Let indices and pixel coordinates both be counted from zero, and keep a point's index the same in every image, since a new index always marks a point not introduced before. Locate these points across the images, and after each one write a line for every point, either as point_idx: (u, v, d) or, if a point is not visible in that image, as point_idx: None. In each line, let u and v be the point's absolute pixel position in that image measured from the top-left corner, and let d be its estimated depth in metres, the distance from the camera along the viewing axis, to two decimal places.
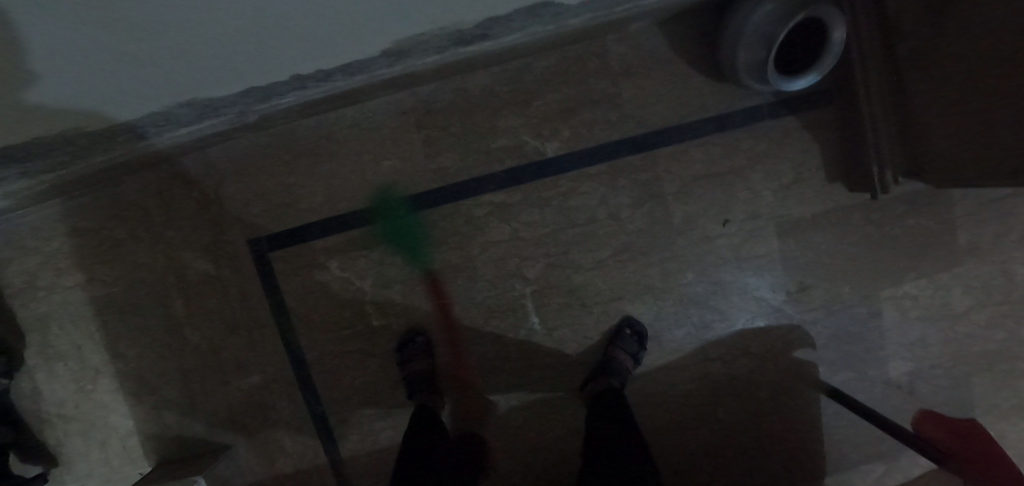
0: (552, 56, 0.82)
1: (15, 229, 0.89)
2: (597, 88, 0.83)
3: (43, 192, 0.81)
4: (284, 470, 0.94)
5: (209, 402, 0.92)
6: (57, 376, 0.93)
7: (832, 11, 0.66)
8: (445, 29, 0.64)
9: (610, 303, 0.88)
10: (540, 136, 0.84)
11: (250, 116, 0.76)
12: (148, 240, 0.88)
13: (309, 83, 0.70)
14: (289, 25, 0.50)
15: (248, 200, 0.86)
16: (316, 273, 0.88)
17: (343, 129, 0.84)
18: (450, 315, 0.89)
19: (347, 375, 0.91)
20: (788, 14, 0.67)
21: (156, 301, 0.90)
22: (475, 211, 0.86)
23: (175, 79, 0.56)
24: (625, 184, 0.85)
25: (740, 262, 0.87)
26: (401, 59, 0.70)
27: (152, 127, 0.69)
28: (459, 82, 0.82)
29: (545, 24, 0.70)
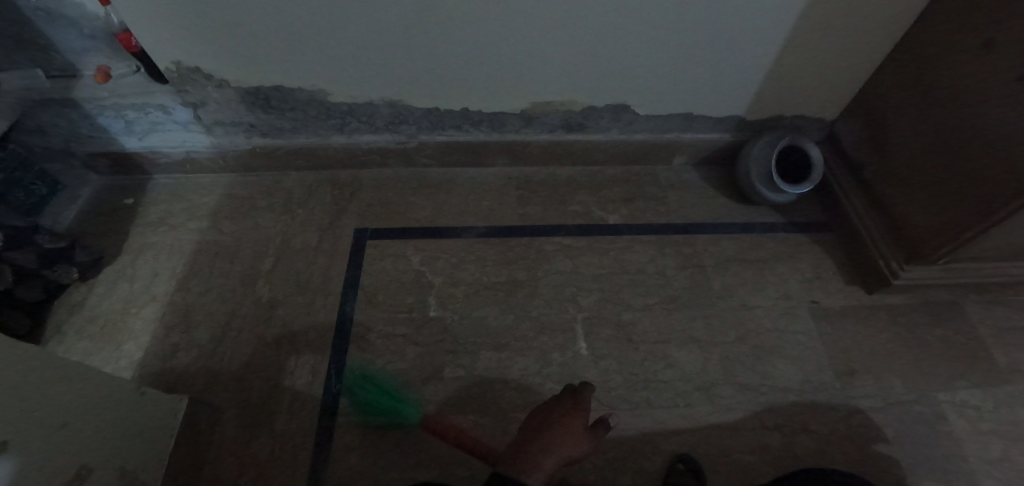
0: (620, 168, 1.16)
1: (182, 183, 1.11)
2: (651, 192, 1.13)
3: (236, 158, 1.08)
4: (258, 452, 0.78)
5: (232, 352, 0.88)
6: (111, 294, 0.95)
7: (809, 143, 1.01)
8: (565, 104, 1.01)
9: (657, 346, 0.91)
10: (605, 210, 1.09)
11: (411, 144, 1.07)
12: (274, 210, 1.06)
13: (465, 125, 1.05)
14: (491, 53, 0.89)
15: (371, 201, 1.07)
16: (398, 261, 0.99)
17: (462, 177, 1.12)
18: (503, 322, 0.92)
19: (382, 357, 0.87)
20: (777, 141, 1.03)
21: (251, 254, 1.00)
22: (546, 246, 1.02)
23: (407, 78, 0.93)
24: (671, 252, 1.03)
25: (782, 333, 0.93)
26: (526, 126, 1.06)
27: (357, 121, 1.02)
28: (552, 169, 1.15)
29: (621, 130, 1.09)
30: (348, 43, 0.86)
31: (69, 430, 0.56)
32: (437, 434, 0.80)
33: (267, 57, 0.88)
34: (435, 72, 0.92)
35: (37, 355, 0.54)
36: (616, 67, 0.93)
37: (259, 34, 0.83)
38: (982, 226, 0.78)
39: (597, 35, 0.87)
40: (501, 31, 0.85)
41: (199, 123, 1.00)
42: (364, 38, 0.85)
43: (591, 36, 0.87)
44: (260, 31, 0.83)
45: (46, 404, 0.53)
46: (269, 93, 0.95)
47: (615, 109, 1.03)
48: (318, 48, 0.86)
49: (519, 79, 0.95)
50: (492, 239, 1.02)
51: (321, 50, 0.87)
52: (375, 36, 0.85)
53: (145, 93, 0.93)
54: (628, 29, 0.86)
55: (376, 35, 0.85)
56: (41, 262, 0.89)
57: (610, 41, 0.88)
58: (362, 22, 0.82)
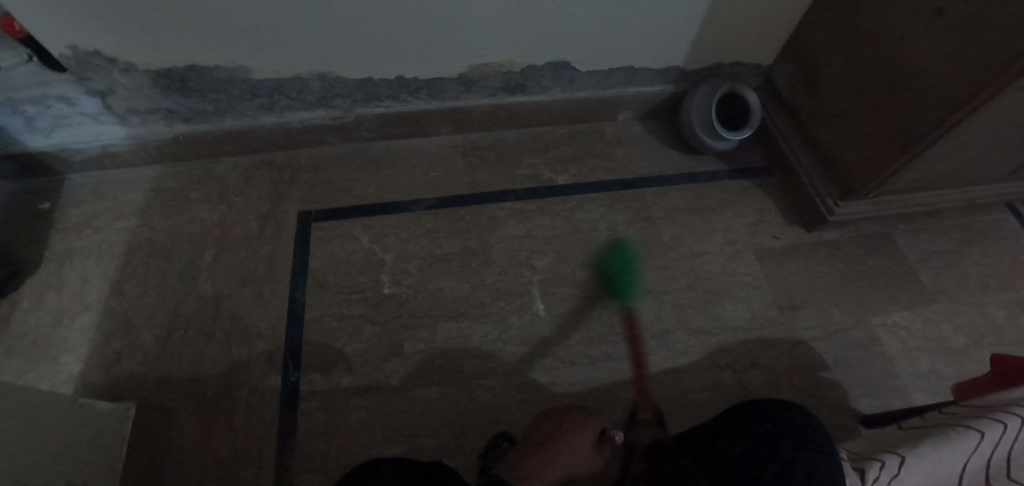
0: (567, 128, 1.15)
1: (104, 180, 1.03)
2: (599, 149, 1.13)
3: (160, 148, 1.01)
4: (221, 449, 0.77)
5: (180, 352, 0.85)
6: (39, 306, 0.89)
7: (745, 88, 1.03)
8: (503, 66, 0.98)
9: (612, 301, 0.93)
10: (555, 171, 1.08)
11: (348, 119, 1.02)
12: (209, 200, 1.00)
13: (402, 95, 1.00)
14: (420, 16, 0.85)
15: (312, 182, 1.03)
16: (347, 241, 0.95)
17: (407, 148, 1.08)
18: (460, 292, 0.91)
19: (339, 340, 0.86)
20: (715, 90, 1.04)
21: (189, 249, 0.95)
22: (498, 212, 1.01)
23: (335, 48, 0.88)
24: (621, 208, 1.05)
25: (729, 277, 0.97)
26: (466, 91, 1.03)
27: (287, 98, 0.96)
28: (499, 134, 1.12)
29: (563, 89, 1.07)
30: (264, 14, 0.80)
31: None
32: (403, 409, 0.81)
33: (175, 35, 0.81)
34: (362, 41, 0.88)
35: None
36: (551, 22, 0.91)
37: (160, 10, 0.76)
38: (906, 159, 0.82)
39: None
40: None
41: (110, 113, 0.93)
42: (279, 7, 0.79)
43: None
44: (162, 7, 0.76)
45: None
46: (184, 75, 0.88)
47: (555, 66, 1.01)
48: (231, 22, 0.80)
49: (452, 42, 0.91)
50: (442, 209, 1.00)
51: (235, 23, 0.80)
52: (293, 4, 0.79)
53: (41, 86, 0.85)
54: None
55: (291, 4, 0.79)
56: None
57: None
58: None
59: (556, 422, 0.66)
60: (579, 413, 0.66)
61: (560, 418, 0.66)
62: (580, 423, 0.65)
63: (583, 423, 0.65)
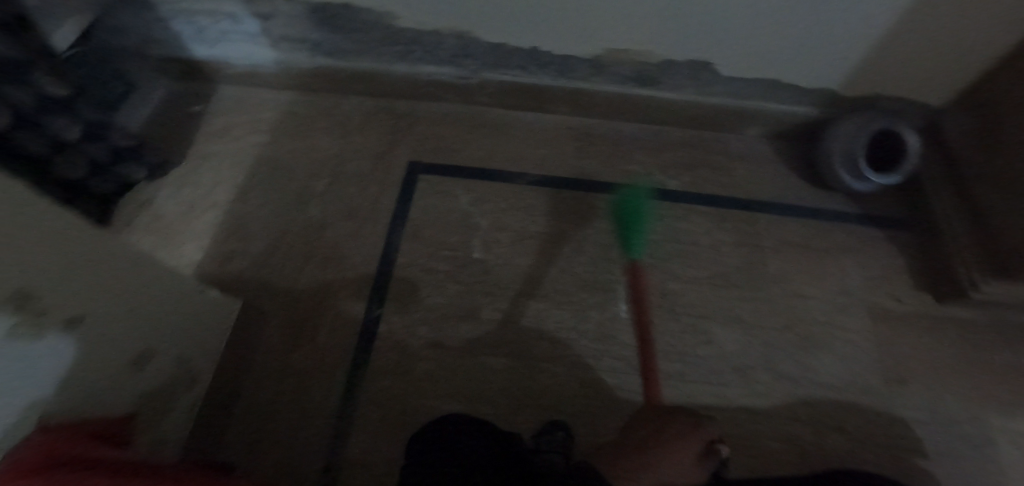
0: (689, 132, 1.09)
1: (247, 95, 1.12)
2: (718, 161, 1.06)
3: (300, 76, 1.08)
4: (301, 361, 0.83)
5: (282, 264, 0.91)
6: (178, 196, 1.01)
7: (905, 126, 0.91)
8: (640, 54, 0.94)
9: (698, 321, 0.89)
10: (666, 174, 1.03)
11: (473, 80, 1.03)
12: (331, 132, 1.06)
13: (531, 66, 0.99)
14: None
15: (426, 134, 1.05)
16: (448, 198, 0.97)
17: (522, 120, 1.08)
18: (546, 273, 0.91)
19: (423, 290, 0.88)
20: (867, 122, 0.93)
21: (307, 174, 1.02)
22: (599, 203, 0.98)
23: (480, 9, 0.88)
24: (728, 227, 0.99)
25: (831, 329, 0.89)
26: (594, 74, 0.99)
27: (422, 50, 0.98)
28: (616, 124, 1.09)
29: (696, 91, 1.01)
30: None
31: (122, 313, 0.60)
32: (467, 371, 0.82)
33: None
34: (508, 6, 0.87)
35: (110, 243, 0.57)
36: (704, 19, 0.85)
37: None
38: None
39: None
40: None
41: (266, 36, 1.00)
42: None
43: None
44: None
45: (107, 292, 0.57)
46: (338, 12, 0.92)
47: (694, 65, 0.95)
48: None
49: (595, 23, 0.88)
50: (544, 188, 0.99)
51: None
52: None
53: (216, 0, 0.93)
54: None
55: None
56: (111, 157, 0.93)
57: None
58: None
59: (655, 429, 0.57)
60: (686, 420, 0.57)
61: (659, 424, 0.57)
62: (688, 430, 0.56)
63: (691, 431, 0.56)
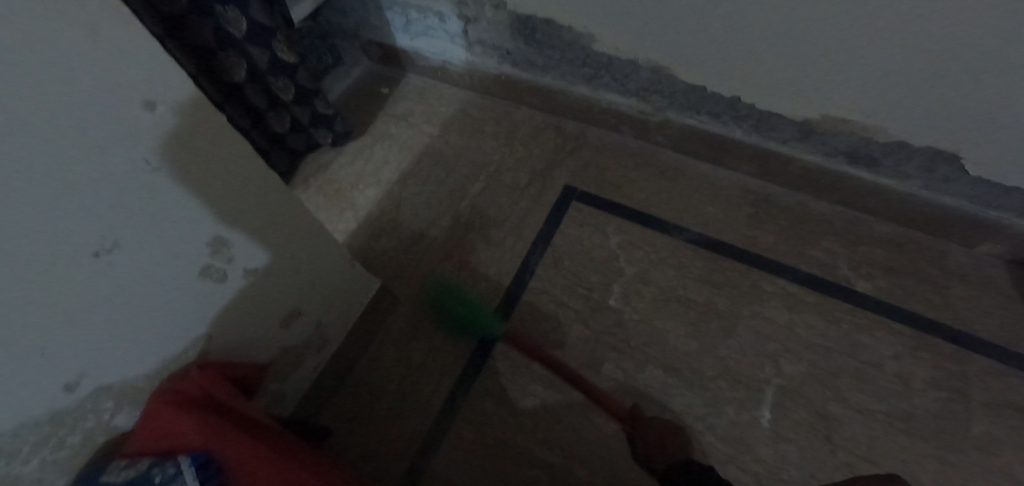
0: (897, 229, 0.90)
1: (431, 88, 1.19)
2: (929, 273, 0.86)
3: (483, 79, 1.10)
4: (414, 355, 0.84)
5: (421, 255, 0.94)
6: (350, 166, 1.10)
7: None
8: (867, 129, 0.78)
9: (861, 463, 0.72)
10: (856, 272, 0.86)
11: (654, 118, 0.96)
12: (497, 139, 1.07)
13: (724, 116, 0.89)
14: (802, 45, 0.71)
15: (588, 162, 1.01)
16: (595, 234, 0.92)
17: (694, 170, 0.99)
18: (683, 346, 0.81)
19: (548, 323, 0.84)
20: None
21: (464, 173, 1.03)
22: (763, 285, 0.85)
23: (687, 46, 0.81)
24: (927, 359, 0.79)
25: None
26: (798, 139, 0.86)
27: (610, 77, 0.94)
28: (805, 199, 0.94)
29: (925, 185, 0.82)
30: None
31: (285, 276, 0.63)
32: (573, 425, 0.76)
33: None
34: (720, 49, 0.78)
35: (291, 209, 0.60)
36: (974, 104, 0.67)
37: None
38: None
39: (945, 57, 0.63)
40: (840, 17, 0.65)
41: (464, 38, 1.04)
42: None
43: (952, 58, 0.63)
44: None
45: (277, 255, 0.60)
46: (538, 26, 0.91)
47: (936, 157, 0.77)
48: None
49: (822, 84, 0.75)
50: (704, 250, 0.89)
51: None
52: None
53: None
54: (997, 66, 0.61)
55: None
56: (312, 120, 1.05)
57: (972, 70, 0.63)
58: None
59: None
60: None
61: None
62: None
63: None
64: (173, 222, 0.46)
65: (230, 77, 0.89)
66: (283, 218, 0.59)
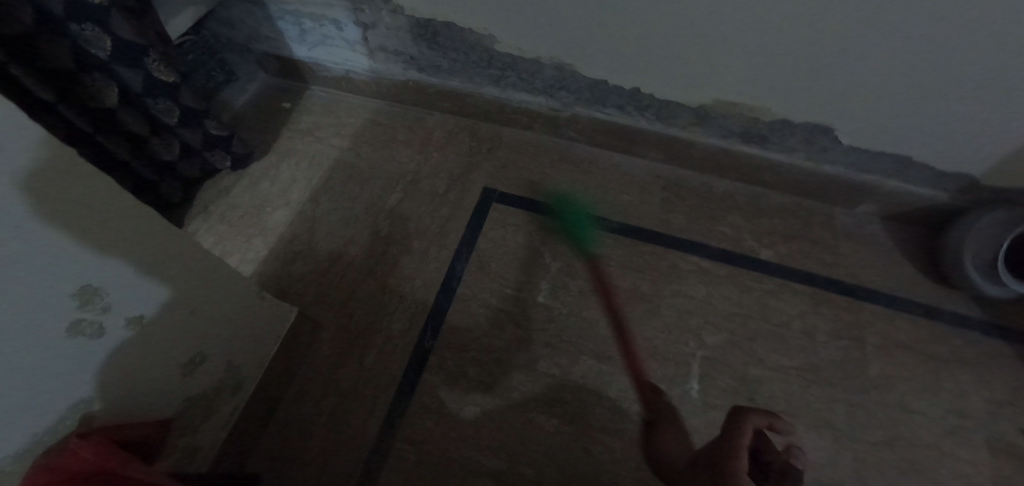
0: (790, 198, 0.98)
1: (336, 100, 1.13)
2: (820, 235, 0.94)
3: (390, 87, 1.07)
4: (344, 381, 0.79)
5: (342, 275, 0.89)
6: (254, 190, 1.02)
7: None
8: (754, 110, 0.84)
9: (782, 417, 0.78)
10: (760, 242, 0.93)
11: (563, 114, 0.98)
12: (411, 147, 1.04)
13: (628, 107, 0.93)
14: (690, 33, 0.75)
15: (506, 162, 1.01)
16: (519, 233, 0.92)
17: (606, 162, 1.02)
18: (612, 333, 0.83)
19: (480, 328, 0.83)
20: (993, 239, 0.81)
21: (380, 185, 1.00)
22: (680, 264, 0.90)
23: (586, 42, 0.83)
24: (826, 313, 0.87)
25: (943, 456, 0.76)
26: (696, 124, 0.91)
27: (516, 77, 0.94)
28: (709, 180, 1.00)
29: (809, 156, 0.90)
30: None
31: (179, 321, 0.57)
32: (514, 428, 0.75)
33: None
34: (616, 42, 0.81)
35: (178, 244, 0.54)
36: (843, 77, 0.74)
37: None
38: None
39: (811, 37, 0.69)
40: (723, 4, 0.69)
41: (364, 45, 1.00)
42: None
43: (818, 37, 0.69)
44: None
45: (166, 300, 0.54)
46: (438, 29, 0.90)
47: (814, 130, 0.85)
48: None
49: (710, 71, 0.80)
50: (623, 237, 0.92)
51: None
52: None
53: (325, 7, 0.93)
54: (862, 42, 0.68)
55: None
56: (204, 145, 0.97)
57: (839, 46, 0.69)
58: None
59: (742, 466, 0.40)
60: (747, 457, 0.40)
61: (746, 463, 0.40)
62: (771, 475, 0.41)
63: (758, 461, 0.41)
64: (25, 288, 0.39)
65: (100, 104, 0.79)
66: (168, 257, 0.53)
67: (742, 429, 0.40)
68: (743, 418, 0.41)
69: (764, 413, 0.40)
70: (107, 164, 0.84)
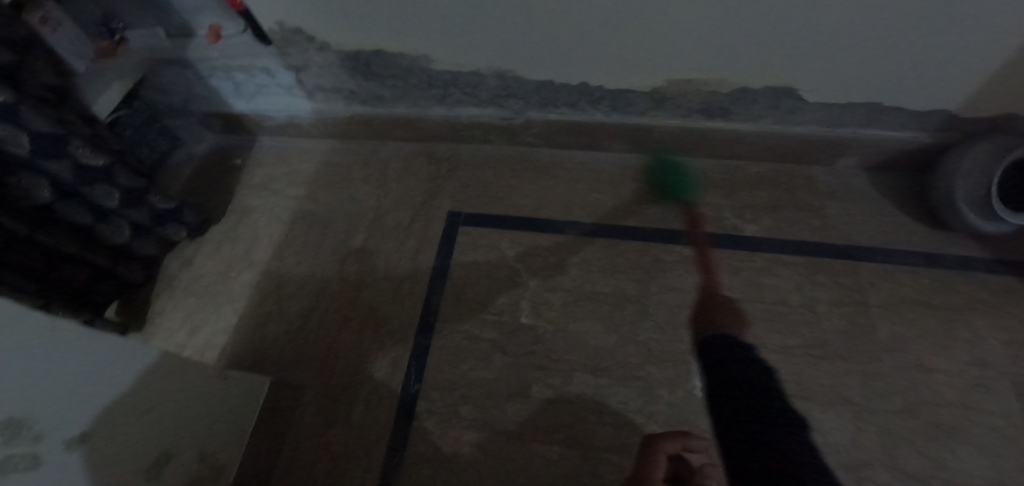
0: (766, 167, 0.94)
1: (286, 147, 1.09)
2: (804, 199, 0.90)
3: (337, 124, 1.03)
4: (333, 444, 0.76)
5: (316, 330, 0.85)
6: (216, 256, 0.98)
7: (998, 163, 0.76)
8: (711, 84, 0.80)
9: (795, 401, 0.74)
10: (742, 218, 0.89)
11: (516, 121, 0.94)
12: (368, 183, 1.00)
13: (581, 103, 0.88)
14: (628, 17, 0.70)
15: (467, 181, 0.97)
16: (491, 254, 0.88)
17: (571, 162, 0.97)
18: (603, 342, 0.79)
19: (466, 362, 0.79)
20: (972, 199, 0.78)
21: (342, 228, 0.96)
22: (663, 257, 0.86)
23: (522, 45, 0.78)
24: (824, 281, 0.82)
25: (973, 413, 0.71)
26: (655, 108, 0.87)
27: (459, 92, 0.90)
28: (679, 162, 0.96)
29: (777, 120, 0.86)
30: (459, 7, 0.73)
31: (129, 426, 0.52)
32: (516, 463, 0.71)
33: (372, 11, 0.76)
34: (553, 39, 0.76)
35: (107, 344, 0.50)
36: (796, 33, 0.69)
37: None
38: None
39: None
40: None
41: (301, 88, 0.96)
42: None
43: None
44: None
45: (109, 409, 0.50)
46: (370, 58, 0.86)
47: (777, 93, 0.80)
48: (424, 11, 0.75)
49: (657, 52, 0.76)
50: (600, 239, 0.88)
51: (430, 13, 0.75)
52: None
53: (252, 56, 0.90)
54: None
55: None
56: (154, 219, 0.92)
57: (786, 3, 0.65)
58: None
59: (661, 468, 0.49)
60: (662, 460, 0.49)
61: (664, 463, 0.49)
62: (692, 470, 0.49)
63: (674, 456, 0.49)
64: None
65: (32, 203, 0.74)
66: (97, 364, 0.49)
67: (655, 455, 0.50)
68: (656, 444, 0.50)
69: (674, 439, 0.50)
70: (42, 304, 0.78)
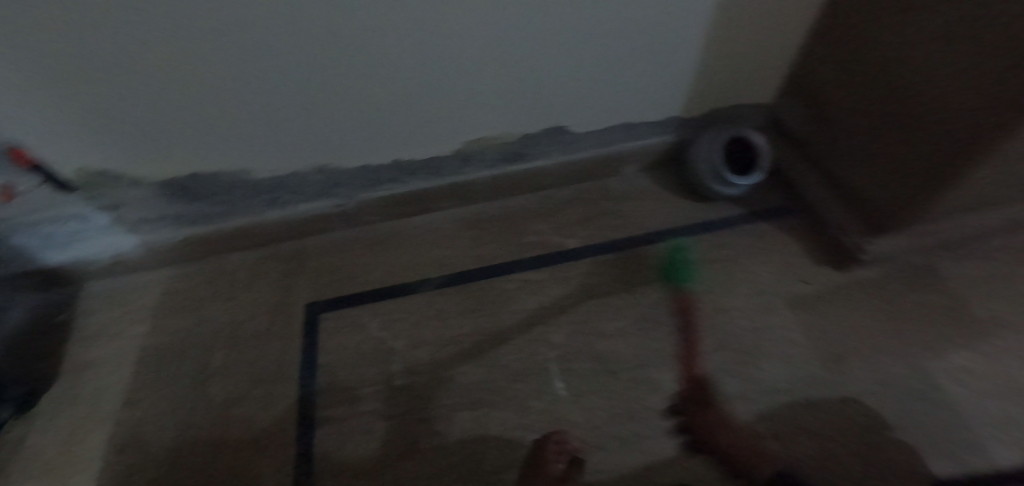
0: (571, 189, 1.13)
1: (118, 289, 1.04)
2: (605, 207, 1.10)
3: (171, 251, 1.02)
4: None
5: (189, 465, 0.81)
6: (53, 426, 0.89)
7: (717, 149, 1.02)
8: (500, 137, 0.97)
9: (638, 370, 0.88)
10: (563, 235, 1.05)
11: (350, 205, 1.02)
12: (217, 300, 1.00)
13: (402, 176, 1.00)
14: (411, 101, 0.84)
15: (319, 270, 1.02)
16: (356, 331, 0.93)
17: (411, 227, 1.08)
18: (474, 377, 0.87)
19: (353, 440, 0.82)
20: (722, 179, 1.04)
21: (198, 352, 0.94)
22: (507, 286, 0.98)
23: (331, 141, 0.89)
24: (635, 267, 1.01)
25: (759, 333, 0.92)
26: (465, 165, 1.01)
27: (288, 193, 0.97)
28: (502, 203, 1.11)
29: (563, 152, 1.05)
30: (260, 123, 0.82)
31: None
32: None
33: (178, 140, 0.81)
34: (356, 130, 0.87)
35: None
36: (541, 88, 0.89)
37: (156, 124, 0.78)
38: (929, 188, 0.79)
39: (497, 69, 0.83)
40: (423, 72, 0.79)
41: (121, 225, 0.95)
42: (275, 109, 0.80)
43: (500, 69, 0.83)
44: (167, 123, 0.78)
45: None
46: (188, 182, 0.89)
47: (552, 132, 1.00)
48: (229, 130, 0.82)
49: (446, 122, 0.91)
50: (451, 288, 0.98)
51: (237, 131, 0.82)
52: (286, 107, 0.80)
53: (57, 207, 0.87)
54: (538, 57, 0.83)
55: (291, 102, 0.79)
56: None
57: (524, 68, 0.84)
58: (261, 88, 0.76)
59: None
60: None
61: None
62: None
63: None
64: None
65: None
66: None
67: None
68: None
69: None
70: None
